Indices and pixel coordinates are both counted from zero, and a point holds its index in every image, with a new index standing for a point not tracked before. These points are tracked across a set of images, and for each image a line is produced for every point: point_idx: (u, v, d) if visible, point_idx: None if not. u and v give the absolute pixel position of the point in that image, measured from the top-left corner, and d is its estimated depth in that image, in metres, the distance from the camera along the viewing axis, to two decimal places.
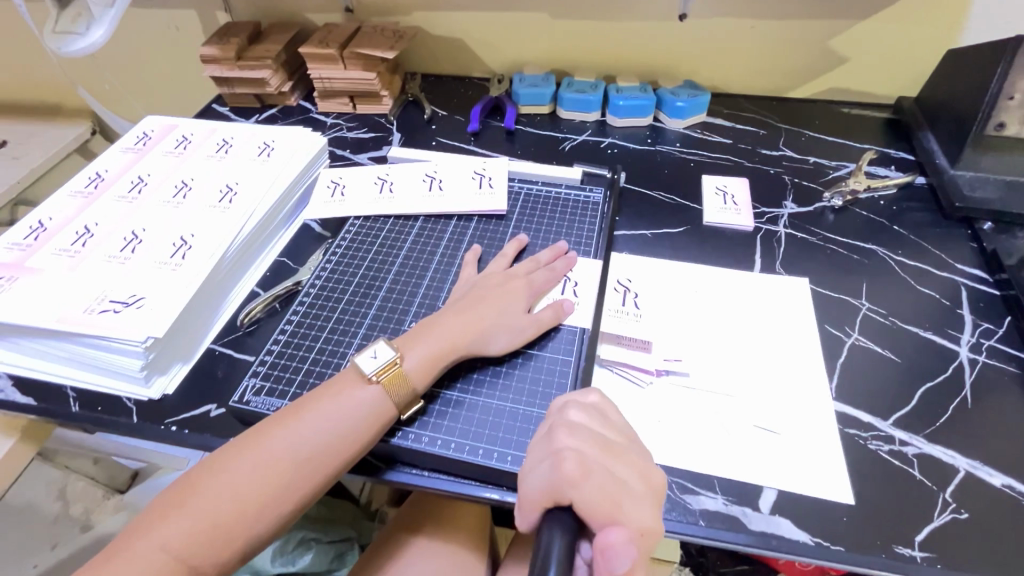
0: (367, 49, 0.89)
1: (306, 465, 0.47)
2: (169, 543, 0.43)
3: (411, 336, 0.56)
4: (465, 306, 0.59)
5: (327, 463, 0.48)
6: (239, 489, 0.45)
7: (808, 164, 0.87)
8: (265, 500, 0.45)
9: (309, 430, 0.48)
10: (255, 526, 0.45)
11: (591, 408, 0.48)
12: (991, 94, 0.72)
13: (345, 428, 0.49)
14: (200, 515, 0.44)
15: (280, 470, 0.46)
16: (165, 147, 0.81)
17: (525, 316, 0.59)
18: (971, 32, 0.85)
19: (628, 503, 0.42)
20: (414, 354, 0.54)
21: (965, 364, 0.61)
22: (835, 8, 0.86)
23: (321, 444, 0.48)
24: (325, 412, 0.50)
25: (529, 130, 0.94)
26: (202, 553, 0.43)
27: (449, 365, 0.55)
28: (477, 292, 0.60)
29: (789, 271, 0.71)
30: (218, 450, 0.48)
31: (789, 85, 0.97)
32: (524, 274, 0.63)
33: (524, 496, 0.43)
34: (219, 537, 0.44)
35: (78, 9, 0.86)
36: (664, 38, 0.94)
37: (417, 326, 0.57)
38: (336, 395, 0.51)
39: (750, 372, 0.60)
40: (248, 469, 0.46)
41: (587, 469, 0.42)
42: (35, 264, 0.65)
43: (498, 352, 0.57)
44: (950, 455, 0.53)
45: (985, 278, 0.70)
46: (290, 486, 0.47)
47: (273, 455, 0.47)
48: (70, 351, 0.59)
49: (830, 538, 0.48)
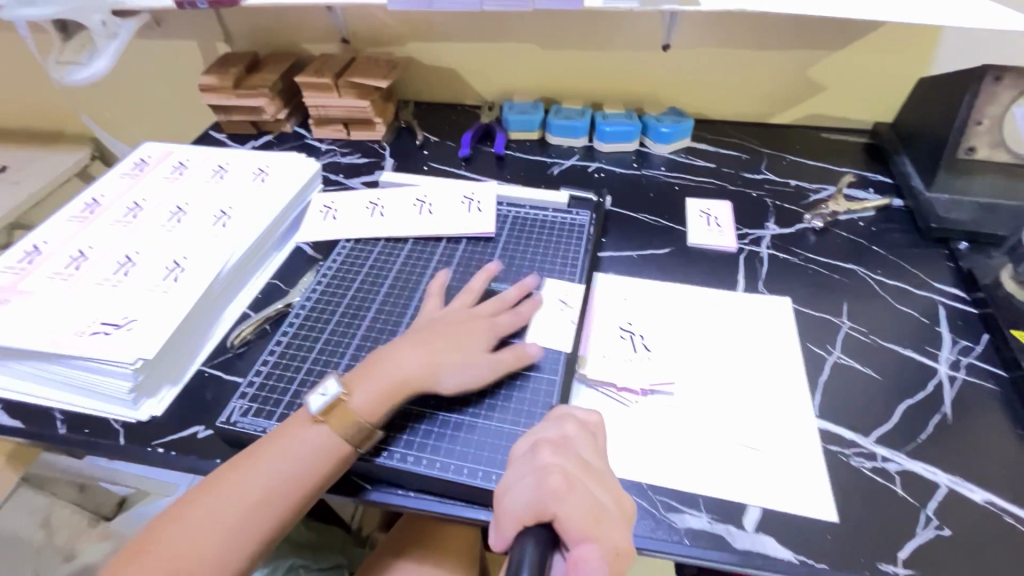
0: (361, 79, 0.92)
1: (268, 501, 0.48)
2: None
3: (361, 370, 0.56)
4: (425, 335, 0.58)
5: (290, 498, 0.49)
6: (197, 534, 0.46)
7: (789, 187, 0.89)
8: (231, 540, 0.46)
9: (267, 469, 0.49)
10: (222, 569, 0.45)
11: (579, 430, 0.48)
12: (960, 121, 0.75)
13: (301, 463, 0.50)
14: (159, 563, 0.44)
15: (236, 509, 0.47)
16: (161, 172, 0.83)
17: (486, 355, 0.58)
18: (939, 62, 0.89)
19: (608, 525, 0.41)
20: (363, 390, 0.53)
21: (945, 381, 0.62)
22: (809, 38, 0.90)
23: (280, 482, 0.49)
24: (285, 450, 0.50)
25: (518, 155, 0.97)
26: None
27: (398, 397, 0.54)
28: (438, 324, 0.60)
29: (772, 290, 0.73)
30: (178, 500, 0.49)
31: (770, 111, 1.00)
32: (489, 314, 0.62)
33: (502, 512, 0.41)
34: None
35: (82, 41, 0.90)
36: (648, 67, 0.97)
37: (372, 358, 0.57)
38: (291, 433, 0.51)
39: (735, 390, 0.61)
40: (206, 511, 0.47)
41: (573, 485, 0.42)
42: (28, 287, 0.65)
43: (452, 389, 0.56)
44: (931, 471, 0.54)
45: (962, 296, 0.71)
46: (250, 525, 0.47)
47: (231, 496, 0.48)
48: (61, 374, 0.60)
49: (813, 555, 0.48)
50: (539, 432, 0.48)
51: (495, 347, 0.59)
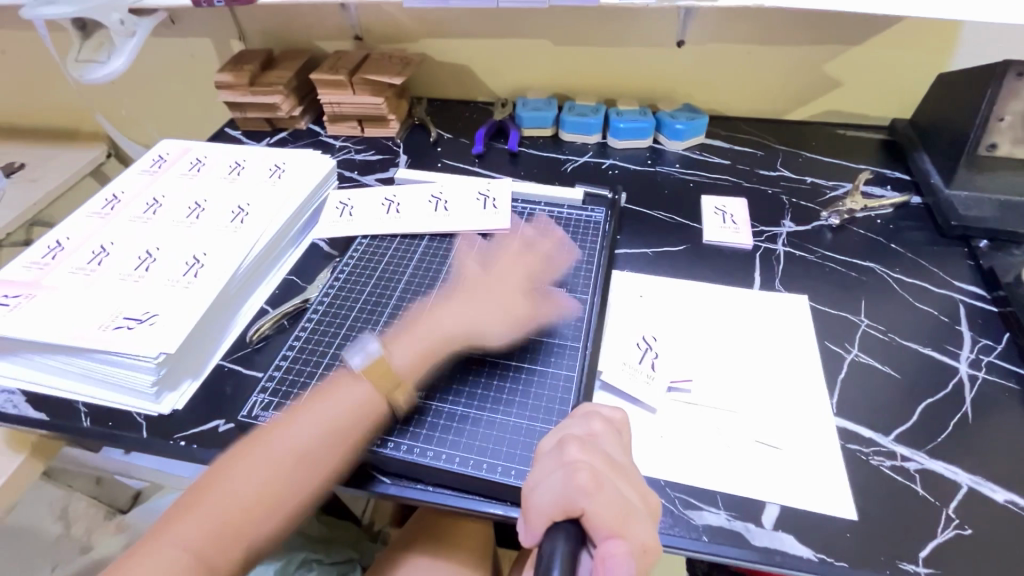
0: (376, 76, 0.93)
1: (313, 460, 0.50)
2: (186, 539, 0.44)
3: (399, 335, 0.59)
4: (463, 293, 0.64)
5: (333, 458, 0.51)
6: (247, 489, 0.47)
7: (805, 184, 0.89)
8: (278, 496, 0.48)
9: (310, 428, 0.51)
10: (270, 523, 0.47)
11: (606, 427, 0.49)
12: (981, 117, 0.74)
13: (343, 419, 0.52)
14: (213, 516, 0.46)
15: (283, 465, 0.49)
16: (179, 169, 0.84)
17: (518, 308, 0.63)
18: (958, 57, 0.88)
19: (636, 522, 0.41)
20: (400, 349, 0.58)
21: (966, 380, 0.61)
22: (826, 34, 0.89)
23: (321, 440, 0.51)
24: (327, 410, 0.52)
25: (531, 151, 0.97)
26: (217, 551, 0.45)
27: (440, 349, 0.59)
28: (469, 283, 0.65)
29: (789, 288, 0.72)
30: (225, 454, 0.50)
31: (786, 108, 0.99)
32: (512, 260, 0.69)
33: (531, 507, 0.41)
34: (230, 539, 0.45)
35: (100, 39, 0.91)
36: (662, 63, 0.97)
37: (409, 322, 0.61)
38: (335, 391, 0.53)
39: (752, 388, 0.61)
40: (255, 466, 0.48)
41: (600, 482, 0.42)
42: (52, 282, 0.67)
43: (499, 342, 0.61)
44: (952, 470, 0.54)
45: (982, 295, 0.70)
46: (294, 480, 0.49)
47: (279, 452, 0.49)
48: (84, 368, 0.61)
49: (833, 553, 0.48)
50: (567, 429, 0.49)
51: (532, 301, 0.65)
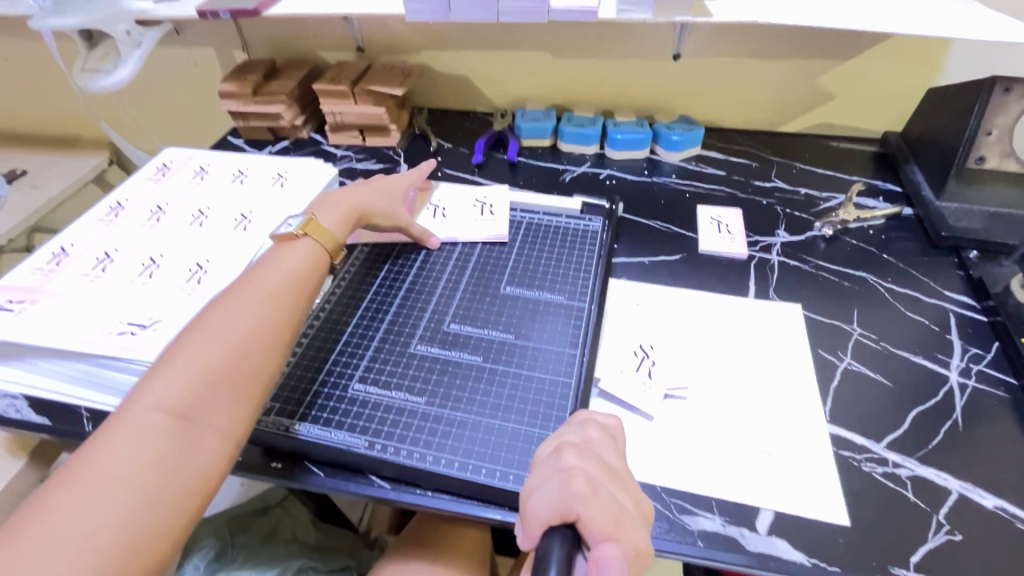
0: (378, 87, 0.94)
1: (272, 299, 0.54)
2: (162, 397, 0.45)
3: (323, 206, 0.68)
4: (365, 186, 0.73)
5: (292, 297, 0.56)
6: (222, 335, 0.49)
7: (799, 195, 0.90)
8: (251, 338, 0.50)
9: (268, 279, 0.56)
10: (254, 360, 0.50)
11: (601, 434, 0.49)
12: (971, 130, 0.76)
13: (303, 274, 0.58)
14: (188, 367, 0.47)
15: (251, 313, 0.52)
16: (183, 177, 0.85)
17: (411, 219, 0.76)
18: (948, 72, 0.90)
19: (630, 526, 0.42)
20: (327, 216, 0.66)
21: (956, 388, 0.62)
22: (820, 48, 0.91)
23: (273, 292, 0.55)
24: (274, 270, 0.57)
25: (530, 162, 0.99)
26: (205, 398, 0.46)
27: (358, 219, 0.69)
28: (375, 182, 0.75)
29: (783, 297, 0.73)
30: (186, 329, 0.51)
31: (780, 120, 1.01)
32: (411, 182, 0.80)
33: (528, 513, 0.42)
34: (215, 376, 0.47)
35: (107, 49, 0.92)
36: (659, 76, 0.99)
37: (334, 195, 0.70)
38: (281, 253, 0.60)
39: (747, 395, 0.62)
40: (226, 316, 0.51)
41: (596, 487, 0.42)
42: (56, 288, 0.67)
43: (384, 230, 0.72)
44: (943, 477, 0.55)
45: (972, 304, 0.72)
46: (263, 326, 0.52)
47: (243, 305, 0.53)
48: (88, 373, 0.61)
49: (825, 558, 0.49)
50: (563, 436, 0.49)
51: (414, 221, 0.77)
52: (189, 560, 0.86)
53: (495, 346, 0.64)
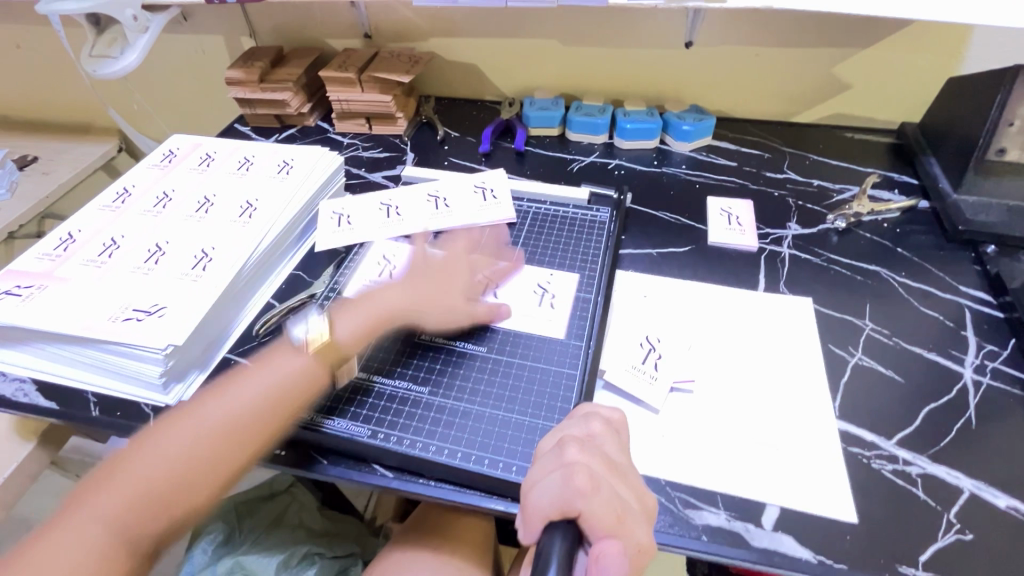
0: (385, 74, 0.93)
1: (240, 418, 0.54)
2: (102, 506, 0.47)
3: (347, 306, 0.63)
4: (403, 284, 0.65)
5: (262, 416, 0.54)
6: (172, 451, 0.51)
7: (812, 187, 0.88)
8: (204, 458, 0.51)
9: (247, 389, 0.55)
10: (203, 481, 0.51)
11: (605, 428, 0.49)
12: (992, 121, 0.73)
13: (277, 396, 0.55)
14: (132, 480, 0.49)
15: (206, 431, 0.52)
16: (189, 164, 0.85)
17: (462, 296, 0.65)
18: (970, 61, 0.88)
19: (630, 522, 0.42)
20: (346, 324, 0.61)
21: (970, 386, 0.61)
22: (838, 36, 0.89)
23: (244, 409, 0.54)
24: (257, 379, 0.56)
25: (538, 151, 0.97)
26: (141, 513, 0.48)
27: (385, 323, 0.62)
28: (418, 274, 0.67)
29: (793, 291, 0.72)
30: (150, 426, 0.53)
31: (794, 110, 0.99)
32: (464, 261, 0.69)
33: (529, 507, 0.41)
34: (151, 496, 0.49)
35: (114, 35, 0.92)
36: (671, 64, 0.97)
37: (362, 297, 0.64)
38: (267, 365, 0.57)
39: (754, 389, 0.61)
40: (183, 431, 0.52)
41: (597, 484, 0.42)
42: (63, 274, 0.68)
43: (432, 328, 0.63)
44: (954, 475, 0.54)
45: (989, 300, 0.70)
46: (214, 451, 0.52)
47: (202, 422, 0.53)
48: (94, 358, 0.62)
49: (832, 556, 0.48)
50: (566, 430, 0.49)
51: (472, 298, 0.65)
52: (198, 545, 0.90)
53: (498, 337, 0.64)
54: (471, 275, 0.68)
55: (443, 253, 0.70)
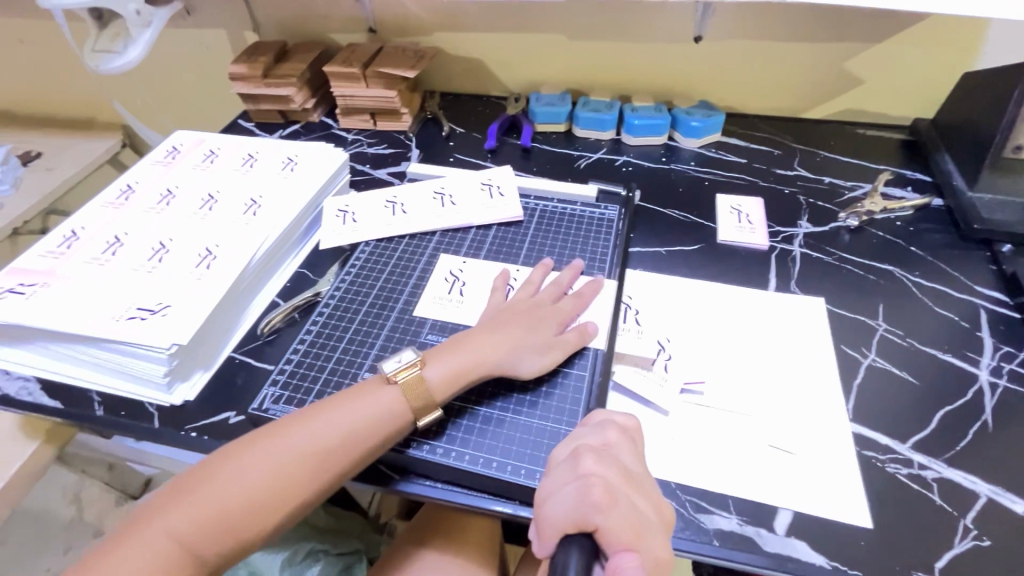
0: (389, 69, 0.92)
1: (322, 456, 0.49)
2: (175, 528, 0.44)
3: (439, 350, 0.57)
4: (494, 325, 0.59)
5: (344, 457, 0.50)
6: (249, 481, 0.47)
7: (823, 184, 0.87)
8: (279, 492, 0.47)
9: (331, 423, 0.50)
10: (274, 515, 0.47)
11: (621, 437, 0.48)
12: (1006, 123, 0.72)
13: (362, 436, 0.51)
14: (207, 505, 0.46)
15: (284, 469, 0.48)
16: (193, 161, 0.84)
17: (555, 337, 0.59)
18: (985, 56, 0.86)
19: (649, 536, 0.41)
20: (438, 367, 0.55)
21: (985, 388, 0.60)
22: (850, 31, 0.87)
23: (326, 445, 0.49)
24: (343, 412, 0.51)
25: (545, 147, 0.96)
26: (207, 541, 0.45)
27: (479, 369, 0.56)
28: (506, 314, 0.61)
29: (804, 290, 0.71)
30: (229, 447, 0.50)
31: (804, 106, 0.97)
32: (552, 297, 0.63)
33: (544, 519, 0.41)
34: (222, 528, 0.45)
35: (117, 29, 0.91)
36: (680, 59, 0.95)
37: (452, 340, 0.58)
38: (357, 399, 0.52)
39: (765, 391, 0.60)
40: (264, 460, 0.48)
41: (614, 497, 0.41)
42: (66, 271, 0.67)
43: (527, 374, 0.57)
44: (970, 480, 0.53)
45: (1004, 300, 0.69)
46: (292, 486, 0.48)
47: (282, 455, 0.48)
48: (98, 357, 0.61)
49: (846, 562, 0.48)
50: (581, 438, 0.48)
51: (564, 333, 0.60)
52: None
53: None
54: (564, 308, 0.62)
55: (529, 288, 0.64)
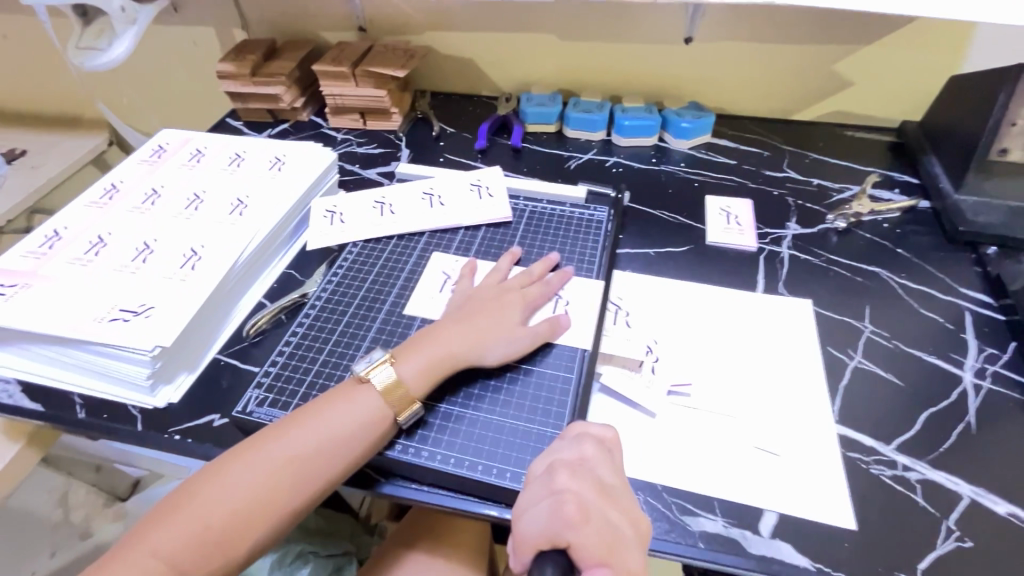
0: (379, 68, 0.91)
1: (311, 462, 0.49)
2: (161, 548, 0.43)
3: (409, 345, 0.57)
4: (461, 318, 0.60)
5: (332, 462, 0.49)
6: (233, 495, 0.46)
7: (811, 186, 0.87)
8: (269, 502, 0.47)
9: (318, 428, 0.50)
10: (265, 526, 0.47)
11: (598, 450, 0.47)
12: (994, 120, 0.72)
13: (346, 441, 0.50)
14: (193, 522, 0.45)
15: (272, 478, 0.47)
16: (179, 160, 0.83)
17: (522, 327, 0.60)
18: (972, 59, 0.87)
19: (623, 550, 0.42)
20: (411, 363, 0.55)
21: (970, 390, 0.60)
22: (839, 33, 0.87)
23: (314, 451, 0.49)
24: (329, 417, 0.51)
25: (535, 147, 0.96)
26: (197, 557, 0.44)
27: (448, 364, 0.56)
28: (474, 306, 0.61)
29: (793, 292, 0.71)
30: (217, 459, 0.49)
31: (794, 108, 0.98)
32: (519, 287, 0.64)
33: (518, 535, 0.42)
34: (212, 541, 0.45)
35: (101, 26, 0.89)
36: (670, 59, 0.95)
37: (420, 335, 0.59)
38: (335, 403, 0.52)
39: (752, 393, 0.60)
40: (246, 472, 0.47)
41: (587, 514, 0.42)
42: (48, 272, 0.66)
43: (493, 362, 0.58)
44: (953, 481, 0.53)
45: (989, 302, 0.69)
46: (277, 497, 0.47)
47: (265, 466, 0.48)
48: (80, 359, 0.60)
49: (831, 564, 0.48)
50: (558, 453, 0.47)
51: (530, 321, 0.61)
52: None
53: None
54: (533, 297, 0.63)
55: (498, 279, 0.65)
